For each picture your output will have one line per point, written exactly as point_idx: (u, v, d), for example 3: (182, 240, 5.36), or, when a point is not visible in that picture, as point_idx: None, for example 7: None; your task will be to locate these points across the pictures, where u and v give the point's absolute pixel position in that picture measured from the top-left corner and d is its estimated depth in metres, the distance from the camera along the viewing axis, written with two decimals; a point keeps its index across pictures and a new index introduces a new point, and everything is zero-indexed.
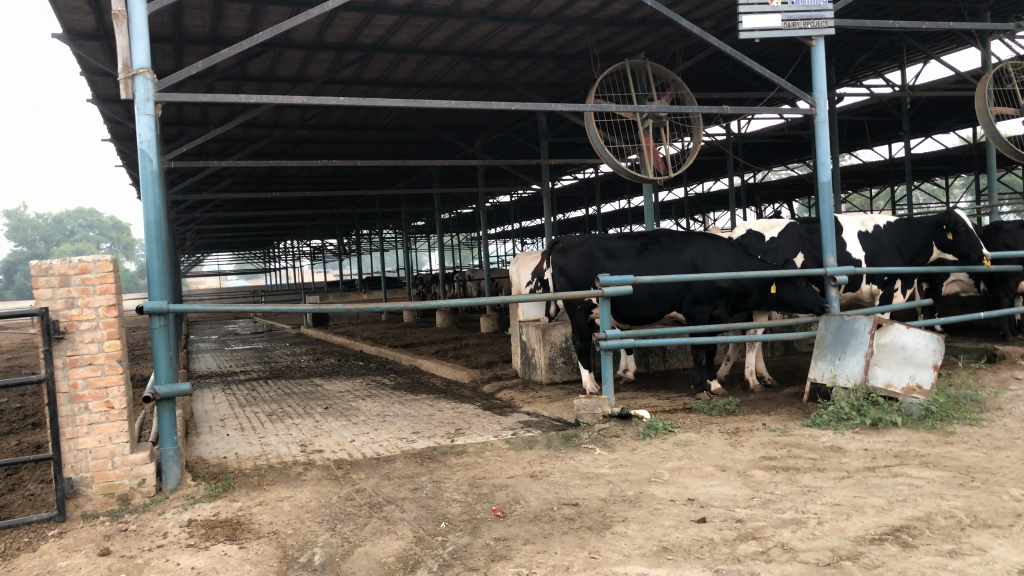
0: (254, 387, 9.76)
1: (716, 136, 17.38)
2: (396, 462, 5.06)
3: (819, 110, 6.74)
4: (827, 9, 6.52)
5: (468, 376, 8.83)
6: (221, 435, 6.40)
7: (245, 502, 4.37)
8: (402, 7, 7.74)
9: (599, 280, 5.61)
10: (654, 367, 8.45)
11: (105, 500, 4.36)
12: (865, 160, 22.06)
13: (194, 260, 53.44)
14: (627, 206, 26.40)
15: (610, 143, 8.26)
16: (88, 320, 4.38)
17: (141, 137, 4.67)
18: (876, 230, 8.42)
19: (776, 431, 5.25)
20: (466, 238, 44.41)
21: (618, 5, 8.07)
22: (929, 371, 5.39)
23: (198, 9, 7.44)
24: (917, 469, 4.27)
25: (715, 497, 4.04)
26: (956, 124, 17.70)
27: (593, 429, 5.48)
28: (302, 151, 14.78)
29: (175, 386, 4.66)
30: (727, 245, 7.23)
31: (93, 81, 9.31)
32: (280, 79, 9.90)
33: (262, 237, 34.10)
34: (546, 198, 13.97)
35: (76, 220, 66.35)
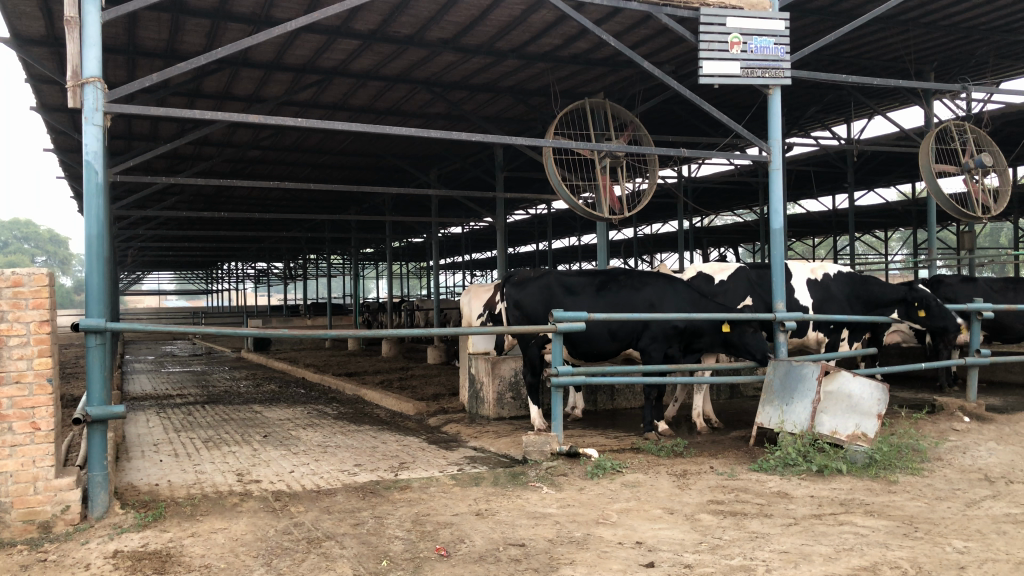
0: (191, 411, 9.44)
1: (668, 178, 17.65)
2: (337, 496, 4.90)
3: (774, 158, 6.83)
4: (784, 59, 6.72)
5: (413, 409, 8.67)
6: (153, 461, 6.14)
7: (176, 533, 4.17)
8: (365, 32, 7.68)
9: (553, 315, 5.55)
10: (602, 406, 8.43)
11: (25, 527, 4.11)
12: (810, 209, 22.61)
13: (133, 278, 52.09)
14: (578, 244, 26.59)
15: (567, 179, 8.27)
16: (18, 335, 4.17)
17: (87, 148, 4.50)
18: (825, 279, 8.57)
19: (724, 475, 5.24)
20: (415, 268, 44.19)
21: (580, 43, 8.15)
22: (873, 420, 5.43)
23: (154, 22, 7.28)
24: (862, 518, 4.28)
25: (663, 541, 3.99)
26: (896, 179, 18.30)
27: (541, 467, 5.39)
28: (253, 172, 14.53)
29: (108, 409, 4.44)
30: (682, 285, 7.31)
31: (39, 88, 9.03)
32: (235, 98, 9.74)
33: (205, 257, 33.46)
34: (499, 231, 13.92)
35: (11, 231, 64.19)
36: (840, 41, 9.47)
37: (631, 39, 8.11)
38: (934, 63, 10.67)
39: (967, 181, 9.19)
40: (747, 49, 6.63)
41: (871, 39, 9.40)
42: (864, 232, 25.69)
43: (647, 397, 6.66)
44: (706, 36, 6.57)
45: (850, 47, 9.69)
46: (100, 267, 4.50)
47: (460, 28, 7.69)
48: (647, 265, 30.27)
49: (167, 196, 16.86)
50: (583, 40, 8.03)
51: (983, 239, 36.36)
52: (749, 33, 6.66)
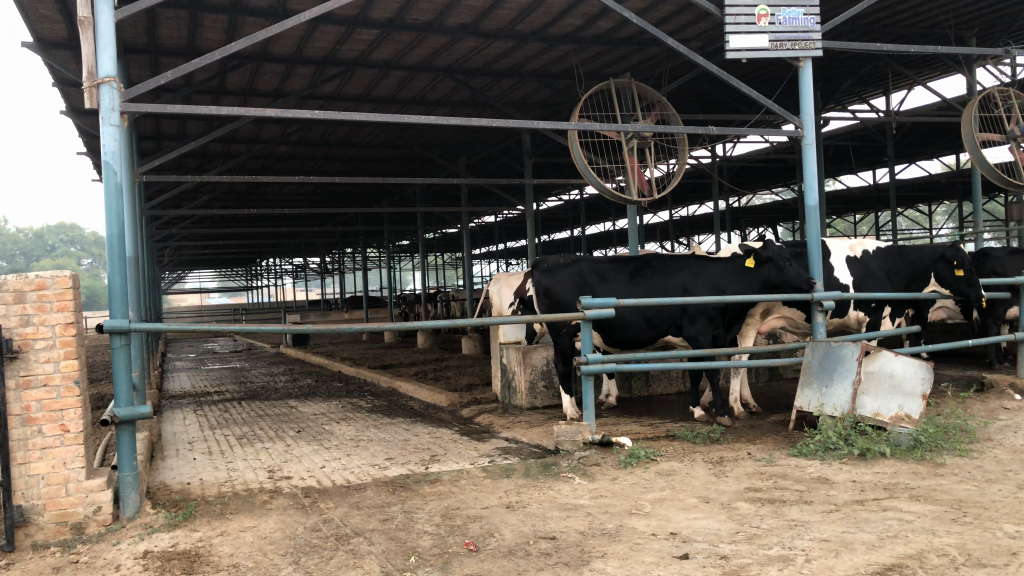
0: (228, 408, 9.50)
1: (701, 159, 17.37)
2: (367, 491, 4.85)
3: (806, 134, 6.60)
4: (814, 30, 6.47)
5: (447, 400, 8.62)
6: (187, 459, 6.17)
7: (206, 532, 4.14)
8: (384, 21, 7.60)
9: (580, 302, 5.43)
10: (637, 392, 8.30)
11: (58, 529, 4.11)
12: (850, 185, 22.08)
13: (174, 277, 52.96)
14: (613, 229, 26.35)
15: (594, 163, 8.14)
16: (44, 338, 4.16)
17: (105, 149, 4.49)
18: (864, 255, 8.29)
19: (762, 461, 5.08)
20: (451, 259, 44.22)
21: (603, 23, 7.98)
22: (917, 401, 5.24)
23: (173, 20, 7.30)
24: (907, 503, 4.10)
25: (698, 531, 3.86)
26: (940, 150, 17.75)
27: (573, 457, 5.30)
28: (283, 168, 14.61)
29: (136, 409, 4.41)
30: (719, 264, 7.14)
31: (66, 91, 9.14)
32: (259, 93, 9.75)
33: (243, 255, 33.89)
34: (530, 218, 13.74)
35: (57, 235, 65.62)
36: (873, 9, 9.16)
37: (655, 16, 7.92)
38: (975, 28, 10.30)
39: (1014, 150, 8.81)
40: (774, 21, 6.42)
41: (905, 6, 9.09)
42: (906, 208, 25.10)
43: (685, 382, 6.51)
44: (731, 9, 6.38)
45: (884, 16, 9.39)
46: (122, 266, 4.48)
47: (479, 12, 7.57)
48: (683, 248, 29.92)
49: (200, 195, 17.02)
50: (605, 19, 7.85)
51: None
52: (776, 5, 6.44)
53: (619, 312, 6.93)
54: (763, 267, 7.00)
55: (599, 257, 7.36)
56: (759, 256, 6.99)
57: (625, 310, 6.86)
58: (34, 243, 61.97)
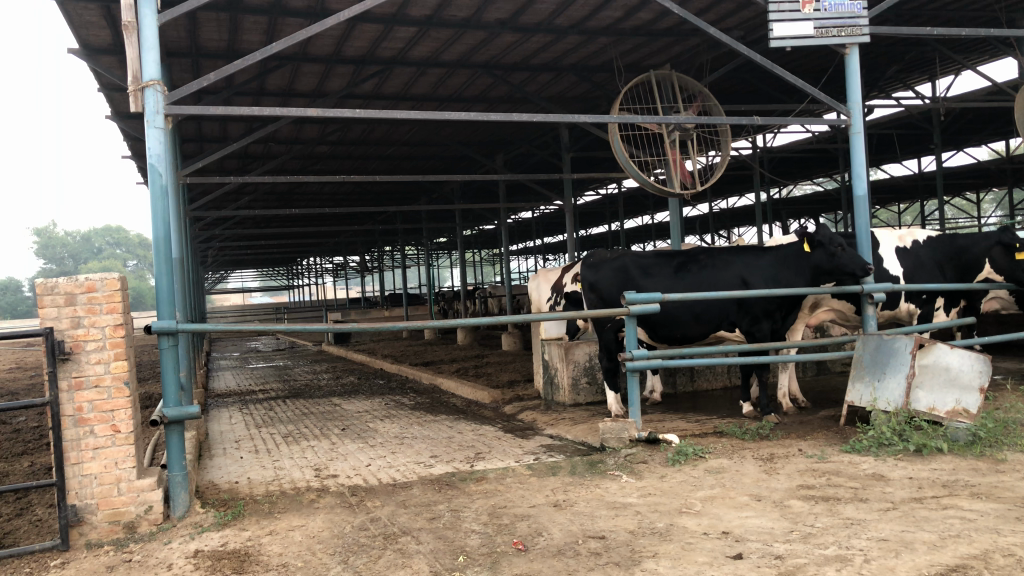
0: (272, 406, 9.59)
1: (742, 150, 17.14)
2: (413, 490, 4.84)
3: (854, 121, 6.45)
4: (861, 16, 6.32)
5: (489, 397, 8.60)
6: (234, 458, 6.23)
7: (255, 532, 4.16)
8: (422, 18, 7.59)
9: (625, 298, 5.36)
10: (682, 388, 8.20)
11: (111, 528, 4.16)
12: (894, 173, 21.63)
13: (217, 277, 53.89)
14: (651, 222, 26.16)
15: (635, 156, 8.02)
16: (95, 340, 4.20)
17: (151, 152, 4.53)
18: (915, 246, 8.08)
19: (814, 458, 4.97)
20: (489, 255, 44.26)
21: (643, 14, 7.88)
22: (975, 395, 5.11)
23: (214, 22, 7.37)
24: (969, 501, 3.97)
25: (751, 530, 3.78)
26: (988, 136, 17.31)
27: (619, 454, 5.24)
28: (323, 167, 14.71)
29: (184, 409, 4.43)
30: (771, 253, 6.88)
31: (111, 96, 9.28)
32: (298, 93, 9.81)
33: (283, 254, 34.38)
34: (569, 212, 13.65)
35: (104, 237, 67.09)
36: None
37: (696, 6, 7.81)
38: None
39: None
40: (820, 7, 6.29)
41: None
42: (953, 196, 24.56)
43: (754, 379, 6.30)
44: None
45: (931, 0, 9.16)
46: (168, 268, 4.51)
47: (518, 7, 7.52)
48: (723, 240, 29.58)
49: (241, 195, 17.23)
50: (646, 10, 7.75)
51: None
52: None
53: (665, 308, 6.84)
54: (816, 252, 6.65)
55: (644, 252, 7.26)
56: (813, 239, 6.62)
57: (671, 306, 6.77)
58: (82, 246, 63.49)
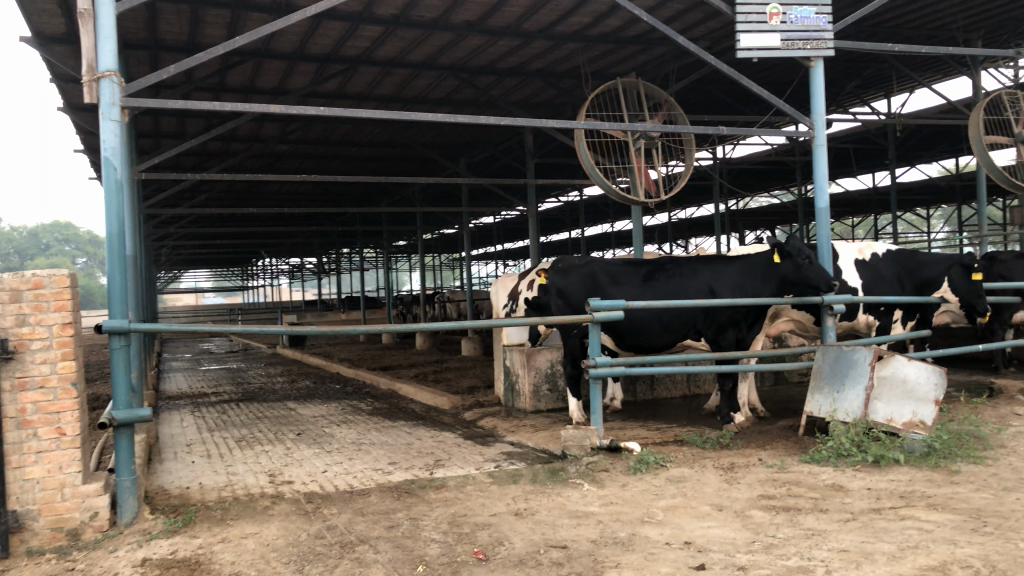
0: (226, 409, 9.38)
1: (703, 161, 17.31)
2: (371, 497, 4.74)
3: (817, 135, 6.52)
4: (826, 30, 6.45)
5: (449, 403, 8.51)
6: (186, 463, 6.05)
7: (207, 539, 4.03)
8: (389, 17, 7.50)
9: (589, 305, 5.34)
10: (641, 396, 8.21)
11: (53, 535, 3.98)
12: (849, 187, 22.05)
13: (171, 276, 52.94)
14: (611, 231, 26.30)
15: (600, 163, 8.03)
16: (41, 339, 4.04)
17: (105, 145, 4.39)
18: (874, 259, 8.21)
19: (774, 467, 4.99)
20: (448, 260, 44.08)
21: (611, 21, 7.89)
22: (930, 407, 5.17)
23: (174, 14, 7.20)
24: (925, 512, 4.01)
25: (713, 540, 3.76)
26: (940, 154, 17.73)
27: (581, 462, 5.20)
28: (282, 166, 14.50)
29: (135, 412, 4.27)
30: (739, 263, 6.92)
31: (64, 88, 9.02)
32: (260, 90, 9.65)
33: (239, 254, 33.88)
34: (532, 217, 13.61)
35: (51, 233, 65.40)
36: (881, 10, 9.12)
37: (664, 14, 7.85)
38: (981, 31, 10.27)
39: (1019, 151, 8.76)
40: (786, 20, 6.40)
41: (913, 7, 9.07)
42: (906, 212, 25.14)
43: (718, 388, 6.28)
44: (742, 8, 6.37)
45: (892, 17, 9.35)
46: (121, 265, 4.36)
47: (486, 9, 7.48)
48: (682, 250, 29.87)
49: (198, 194, 16.90)
50: (614, 17, 7.77)
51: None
52: (788, 4, 6.43)
53: (633, 317, 6.78)
54: (784, 262, 6.73)
55: (613, 260, 7.21)
56: (782, 250, 6.68)
57: (639, 315, 6.72)
58: (29, 242, 61.95)
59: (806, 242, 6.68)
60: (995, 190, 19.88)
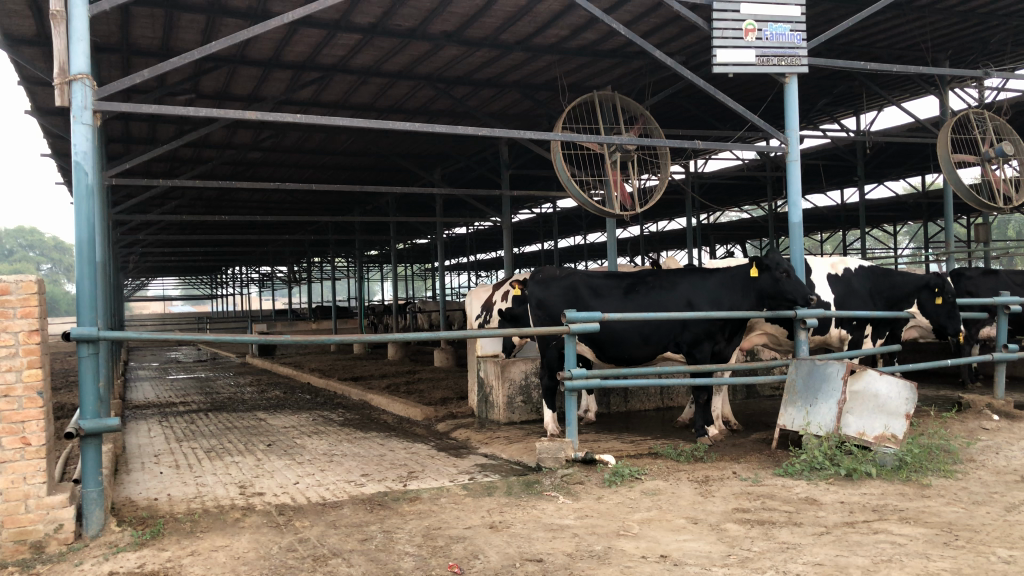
0: (194, 419, 9.21)
1: (676, 175, 17.45)
2: (343, 509, 4.67)
3: (790, 150, 6.59)
4: (800, 47, 6.54)
5: (421, 414, 8.45)
6: (153, 474, 5.93)
7: (175, 552, 3.94)
8: (366, 26, 7.47)
9: (565, 317, 5.33)
10: (615, 408, 8.22)
11: (16, 548, 3.88)
12: (819, 202, 22.33)
13: (137, 283, 52.16)
14: (584, 243, 26.36)
15: (576, 175, 8.05)
16: (6, 346, 3.94)
17: (76, 148, 4.31)
18: (846, 273, 8.32)
19: (748, 480, 5.00)
20: (420, 270, 43.89)
21: (588, 34, 7.94)
22: (901, 421, 5.25)
23: (148, 18, 7.12)
24: (898, 525, 4.04)
25: (689, 554, 3.76)
26: (907, 171, 18.03)
27: (556, 475, 5.18)
28: (254, 174, 14.35)
29: (103, 422, 4.19)
30: (716, 275, 6.97)
31: (32, 91, 8.86)
32: (233, 96, 9.56)
33: (208, 261, 33.51)
34: (506, 228, 13.60)
35: (15, 238, 64.21)
36: (853, 29, 9.28)
37: (641, 28, 7.91)
38: (949, 51, 10.48)
39: (987, 170, 8.85)
40: (761, 36, 6.48)
41: (884, 27, 9.22)
42: (873, 228, 25.54)
43: (693, 401, 6.28)
44: (719, 23, 6.42)
45: (864, 36, 9.51)
46: (91, 271, 4.28)
47: (464, 20, 7.49)
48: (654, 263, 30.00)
49: (168, 200, 16.68)
50: (591, 31, 7.81)
51: (992, 233, 36.24)
52: (763, 20, 6.52)
53: (613, 329, 6.76)
54: (762, 276, 6.82)
55: (593, 272, 7.19)
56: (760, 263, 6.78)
57: (619, 326, 6.71)
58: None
59: (784, 257, 6.78)
60: (960, 208, 20.26)
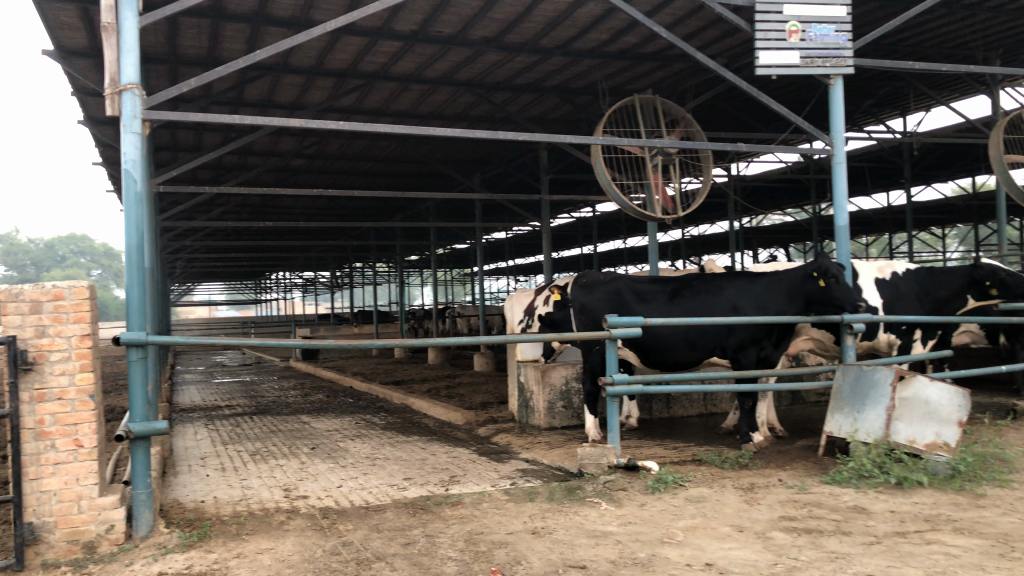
0: (240, 422, 9.36)
1: (718, 178, 17.27)
2: (386, 513, 4.70)
3: (836, 152, 6.46)
4: (846, 47, 6.43)
5: (463, 419, 8.47)
6: (200, 476, 6.03)
7: (222, 554, 3.99)
8: (407, 33, 7.52)
9: (606, 322, 5.31)
10: (657, 414, 8.15)
11: (69, 548, 3.96)
12: (864, 205, 21.93)
13: (184, 288, 53.20)
14: (625, 247, 26.23)
15: (617, 179, 8.02)
16: (60, 350, 4.03)
17: (126, 157, 4.40)
18: (894, 277, 8.16)
19: (794, 488, 4.92)
20: (460, 274, 44.03)
21: (629, 38, 7.90)
22: (953, 428, 5.06)
23: (194, 29, 7.26)
24: (951, 536, 3.94)
25: (735, 562, 3.70)
26: (957, 173, 17.62)
27: (598, 481, 5.15)
28: (297, 180, 14.54)
29: (152, 425, 4.25)
30: (762, 279, 6.90)
31: (84, 101, 9.09)
32: (277, 104, 9.71)
33: (252, 267, 34.00)
34: (546, 232, 13.57)
35: (67, 245, 65.99)
36: (900, 29, 9.11)
37: (682, 31, 7.85)
38: (1000, 49, 10.23)
39: None
40: (806, 37, 6.39)
41: (932, 25, 9.04)
42: (921, 231, 25.00)
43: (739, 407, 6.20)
44: (762, 25, 6.35)
45: (911, 35, 9.32)
46: (140, 277, 4.36)
47: (504, 26, 7.50)
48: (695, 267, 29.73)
49: (214, 207, 16.99)
50: (632, 34, 7.78)
51: None
52: (808, 21, 6.43)
53: (658, 334, 6.72)
54: (808, 280, 6.72)
55: (638, 276, 7.16)
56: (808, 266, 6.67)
57: (664, 331, 6.67)
58: (44, 253, 62.53)
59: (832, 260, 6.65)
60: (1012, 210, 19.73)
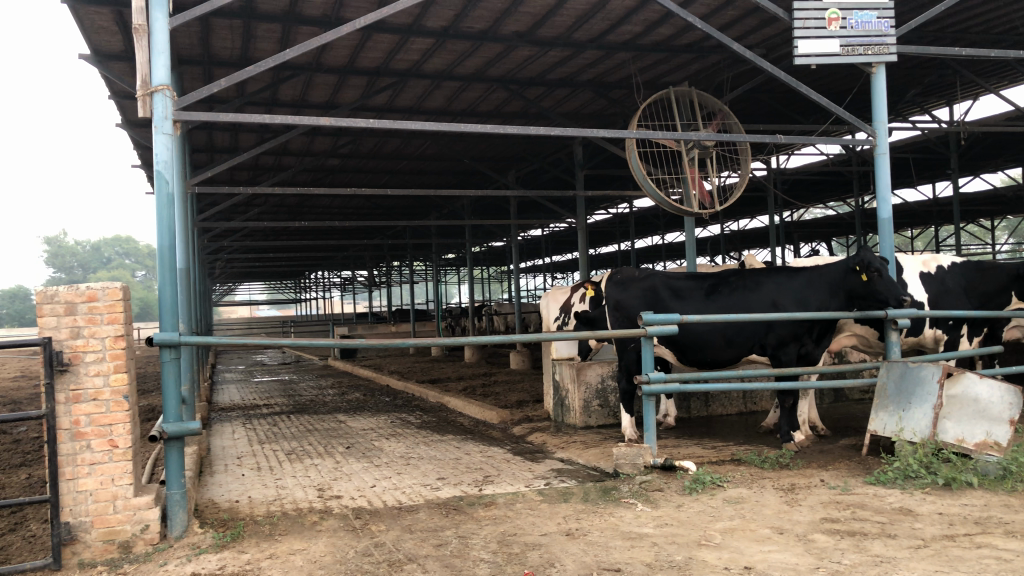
0: (277, 421, 9.41)
1: (756, 172, 16.99)
2: (419, 513, 4.66)
3: (879, 142, 6.26)
4: (888, 34, 6.24)
5: (498, 417, 8.42)
6: (236, 476, 6.06)
7: (254, 555, 3.98)
8: (438, 29, 7.49)
9: (642, 318, 5.20)
10: (695, 413, 8.01)
11: (105, 547, 3.98)
12: (909, 197, 21.41)
13: (225, 288, 53.98)
14: (662, 244, 25.96)
15: (652, 173, 7.89)
16: (94, 351, 4.05)
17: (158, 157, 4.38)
18: (940, 271, 7.89)
19: (837, 489, 4.77)
20: (497, 272, 44.02)
21: (664, 29, 7.77)
22: (1005, 427, 4.86)
23: (227, 30, 7.31)
24: (1004, 540, 3.77)
25: (774, 566, 3.59)
26: (1006, 163, 17.09)
27: (634, 481, 5.05)
28: (333, 180, 14.61)
29: (184, 425, 4.24)
30: (802, 275, 6.73)
31: (122, 104, 9.21)
32: (311, 104, 9.74)
33: (292, 267, 34.35)
34: (582, 228, 13.45)
35: (113, 247, 67.42)
36: (944, 14, 8.84)
37: (718, 21, 7.69)
38: None
39: None
40: (846, 25, 6.22)
41: (979, 10, 8.76)
42: (969, 223, 24.33)
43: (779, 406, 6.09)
44: (800, 13, 6.19)
45: (956, 20, 9.05)
46: (172, 278, 4.36)
47: (536, 20, 7.42)
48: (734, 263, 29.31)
49: (252, 207, 17.15)
50: (666, 25, 7.65)
51: None
52: (848, 8, 6.25)
53: (695, 331, 6.61)
54: (851, 275, 6.53)
55: (674, 272, 7.05)
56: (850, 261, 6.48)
57: (700, 328, 6.56)
58: (91, 256, 64.01)
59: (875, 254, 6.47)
60: None
